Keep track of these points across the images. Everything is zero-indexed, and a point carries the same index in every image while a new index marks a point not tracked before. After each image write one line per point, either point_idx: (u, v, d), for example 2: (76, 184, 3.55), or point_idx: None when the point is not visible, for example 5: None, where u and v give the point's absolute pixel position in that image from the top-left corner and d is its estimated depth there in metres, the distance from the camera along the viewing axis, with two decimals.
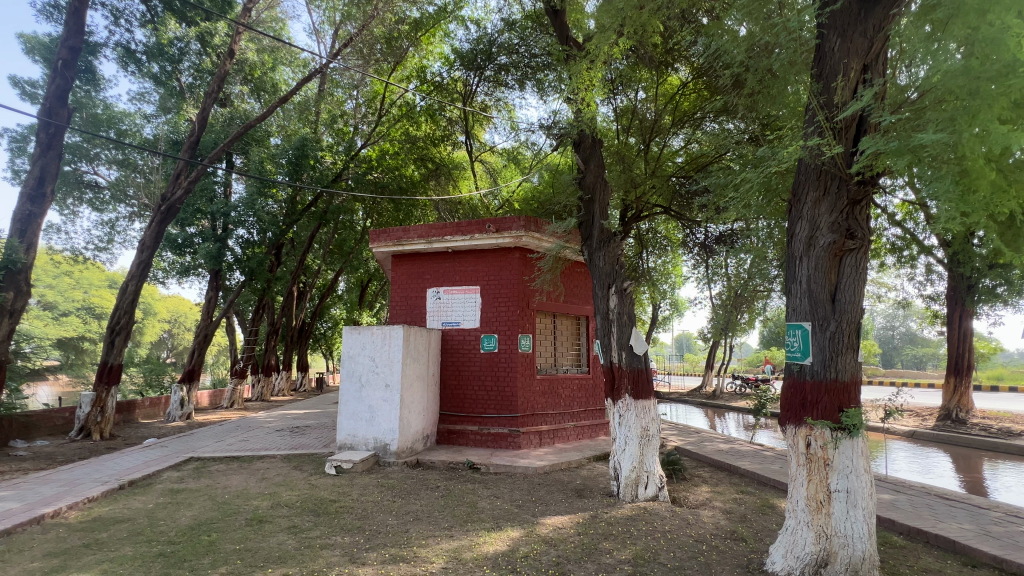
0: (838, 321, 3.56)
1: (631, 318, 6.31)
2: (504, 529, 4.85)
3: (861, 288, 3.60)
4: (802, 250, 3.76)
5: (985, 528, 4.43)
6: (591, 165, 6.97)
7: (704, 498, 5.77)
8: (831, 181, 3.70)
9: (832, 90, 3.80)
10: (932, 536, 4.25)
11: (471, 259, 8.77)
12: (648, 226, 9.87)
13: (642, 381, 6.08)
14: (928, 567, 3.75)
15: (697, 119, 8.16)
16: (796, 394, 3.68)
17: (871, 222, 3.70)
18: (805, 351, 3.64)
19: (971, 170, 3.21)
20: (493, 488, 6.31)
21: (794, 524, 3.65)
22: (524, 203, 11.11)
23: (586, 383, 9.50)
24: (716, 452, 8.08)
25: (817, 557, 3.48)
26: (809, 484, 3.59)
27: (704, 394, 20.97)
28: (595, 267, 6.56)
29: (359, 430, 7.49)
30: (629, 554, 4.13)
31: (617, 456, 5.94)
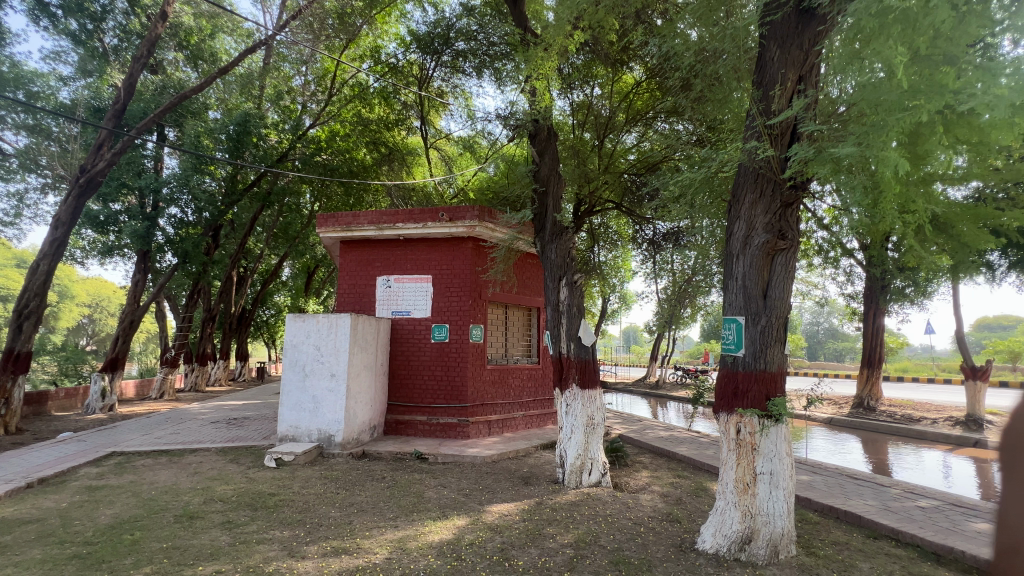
0: (768, 315, 3.81)
1: (581, 310, 6.44)
2: (450, 517, 4.87)
3: (790, 285, 3.86)
4: (739, 249, 3.99)
5: (885, 504, 4.93)
6: (546, 158, 7.03)
7: (644, 482, 6.04)
8: (768, 184, 3.93)
9: (770, 98, 4.02)
10: (841, 512, 4.69)
11: (423, 247, 8.64)
12: (600, 221, 10.20)
13: (589, 371, 6.24)
14: (837, 540, 4.14)
15: (649, 118, 8.32)
16: (729, 384, 3.92)
17: (800, 224, 3.98)
18: (738, 343, 3.87)
19: (884, 181, 3.51)
20: (440, 477, 6.31)
21: (723, 505, 3.89)
22: (479, 193, 11.09)
23: (536, 374, 9.64)
24: (656, 438, 8.47)
25: (743, 534, 3.74)
26: (738, 467, 3.83)
27: (648, 384, 21.92)
28: (547, 259, 6.65)
29: (302, 421, 7.24)
30: (572, 538, 4.27)
31: (563, 443, 6.10)
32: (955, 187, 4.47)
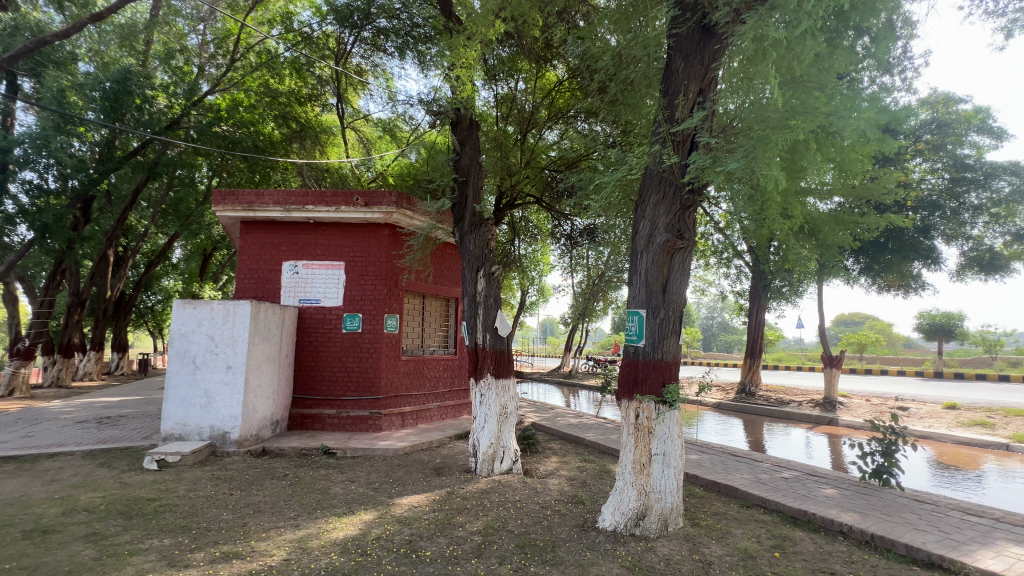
0: (666, 309, 4.13)
1: (497, 301, 6.49)
2: (356, 512, 4.71)
3: (685, 281, 4.20)
4: (643, 246, 4.26)
5: (758, 476, 5.60)
6: (467, 147, 6.97)
7: (553, 468, 6.29)
8: (670, 187, 4.22)
9: (674, 107, 4.32)
10: (721, 485, 5.25)
11: (335, 232, 8.18)
12: (521, 214, 10.42)
13: (504, 361, 6.34)
14: (717, 511, 4.62)
15: (569, 116, 8.44)
16: (630, 372, 4.20)
17: (696, 225, 4.32)
18: (640, 335, 4.14)
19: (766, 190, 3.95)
20: (348, 472, 6.07)
21: (621, 485, 4.16)
22: (398, 179, 10.77)
23: (452, 364, 9.60)
24: (566, 425, 8.85)
25: (638, 511, 4.04)
26: (636, 450, 4.11)
27: (562, 374, 22.83)
28: (465, 250, 6.62)
29: (191, 417, 6.57)
30: (481, 525, 4.33)
31: (476, 433, 6.16)
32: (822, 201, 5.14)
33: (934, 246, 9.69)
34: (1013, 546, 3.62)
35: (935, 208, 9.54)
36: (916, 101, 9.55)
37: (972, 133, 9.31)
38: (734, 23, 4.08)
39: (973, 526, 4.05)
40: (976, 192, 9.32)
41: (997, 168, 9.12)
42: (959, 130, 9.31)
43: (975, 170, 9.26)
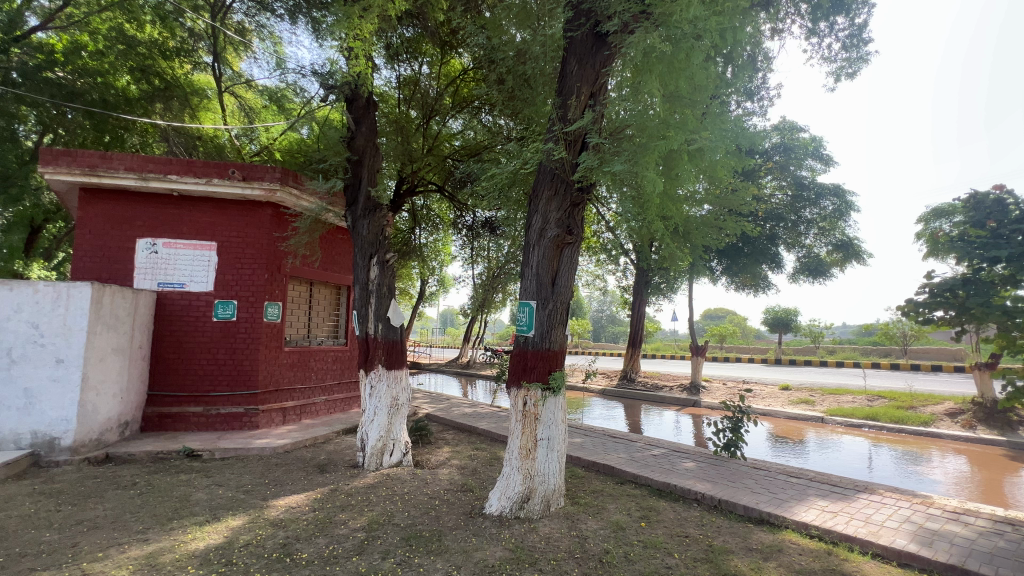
0: (555, 300, 4.32)
1: (391, 290, 6.26)
2: (222, 519, 4.27)
3: (573, 275, 4.42)
4: (535, 240, 4.40)
5: (632, 455, 6.14)
6: (363, 126, 6.60)
7: (444, 458, 6.28)
8: (561, 184, 4.41)
9: (567, 107, 4.52)
10: (600, 465, 5.66)
11: (206, 208, 7.26)
12: (422, 203, 10.18)
13: (397, 352, 6.16)
14: (595, 489, 4.98)
15: (474, 107, 8.25)
16: (520, 361, 4.33)
17: (584, 222, 4.56)
18: (530, 325, 4.29)
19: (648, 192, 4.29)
20: (216, 475, 5.48)
21: (508, 471, 4.30)
22: (285, 153, 9.94)
23: (342, 356, 9.11)
24: (460, 415, 8.90)
25: (523, 494, 4.20)
26: (523, 436, 4.27)
27: (460, 364, 22.90)
28: (358, 235, 6.28)
29: (4, 423, 5.40)
30: (365, 521, 4.18)
31: (365, 426, 5.93)
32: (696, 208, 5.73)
33: (777, 253, 11.43)
34: (820, 500, 4.42)
35: (779, 220, 11.20)
36: (770, 126, 11.03)
37: (809, 157, 10.96)
38: (624, 34, 4.37)
39: (793, 486, 4.87)
40: (810, 208, 11.07)
41: (825, 189, 10.88)
42: (801, 154, 10.89)
43: (809, 190, 10.97)
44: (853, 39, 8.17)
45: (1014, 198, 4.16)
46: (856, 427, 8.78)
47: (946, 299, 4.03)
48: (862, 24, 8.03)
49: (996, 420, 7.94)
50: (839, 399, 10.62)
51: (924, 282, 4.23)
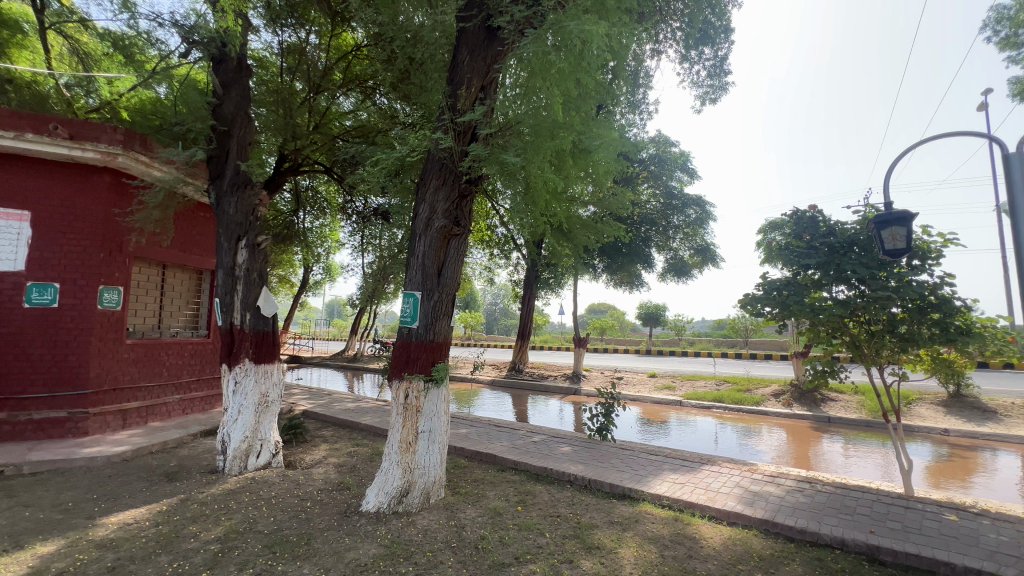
0: (440, 292, 4.29)
1: (263, 276, 5.69)
2: (28, 546, 3.53)
3: (460, 266, 4.42)
4: (421, 229, 4.33)
5: (514, 442, 6.36)
6: (232, 92, 5.87)
7: (320, 456, 5.91)
8: (449, 174, 4.38)
9: (457, 97, 4.50)
10: (483, 454, 5.77)
11: (15, 168, 5.88)
12: (307, 183, 9.42)
13: (267, 344, 5.63)
14: (476, 477, 5.07)
15: (368, 87, 7.75)
16: (402, 353, 4.24)
17: (472, 214, 4.58)
18: (414, 316, 4.22)
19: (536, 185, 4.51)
20: (22, 494, 4.51)
21: (387, 465, 4.19)
22: (135, 113, 8.36)
23: (202, 349, 8.07)
24: (342, 411, 8.44)
25: (402, 488, 4.12)
26: (403, 429, 4.18)
27: (346, 357, 21.71)
28: (223, 214, 5.59)
29: None
30: (220, 531, 3.76)
31: (227, 426, 5.35)
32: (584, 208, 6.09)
33: (650, 254, 12.66)
34: (673, 473, 5.00)
35: (652, 224, 12.37)
36: (648, 138, 12.07)
37: (678, 170, 12.15)
38: (515, 32, 4.44)
39: (652, 462, 5.44)
40: (677, 216, 12.37)
41: (689, 199, 12.20)
42: (671, 166, 12.02)
43: (677, 199, 12.22)
44: (716, 69, 9.29)
45: (823, 215, 4.89)
46: (707, 408, 10.10)
47: (774, 297, 4.86)
48: (723, 57, 9.15)
49: (806, 399, 9.70)
50: (695, 384, 12.11)
51: (760, 282, 5.03)
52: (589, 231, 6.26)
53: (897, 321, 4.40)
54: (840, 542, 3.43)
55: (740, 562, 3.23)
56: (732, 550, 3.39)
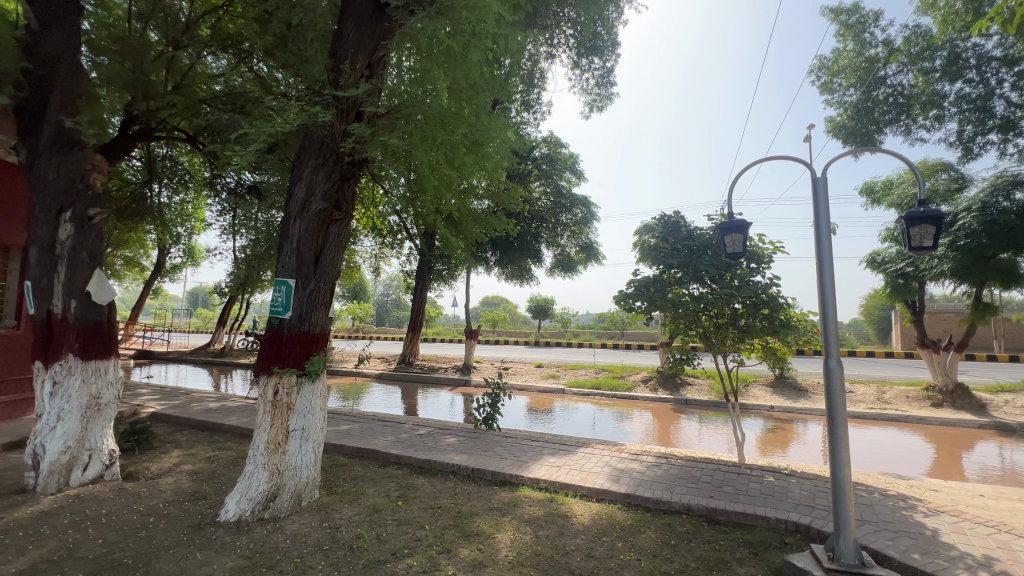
0: (317, 280, 4.02)
1: (95, 257, 4.79)
2: None
3: (340, 254, 4.18)
4: (297, 212, 4.02)
5: (398, 436, 6.21)
6: (53, 30, 4.80)
7: (171, 464, 5.19)
8: (330, 154, 4.10)
9: (340, 72, 4.23)
10: (364, 451, 5.54)
11: None
12: (164, 152, 8.13)
13: (98, 337, 4.79)
14: (355, 475, 4.85)
15: (242, 50, 6.81)
16: (272, 346, 3.92)
17: (356, 199, 4.34)
18: (286, 306, 3.91)
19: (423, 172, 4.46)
20: None
21: (252, 469, 3.83)
22: None
23: (8, 343, 6.57)
24: (201, 411, 7.50)
25: (268, 492, 3.79)
26: (271, 428, 3.85)
27: (212, 351, 19.32)
28: (39, 178, 4.57)
29: None
30: (26, 563, 3.11)
31: (40, 436, 4.42)
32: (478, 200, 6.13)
33: (540, 249, 13.17)
34: (551, 457, 5.29)
35: (543, 221, 12.88)
36: (541, 137, 12.51)
37: (567, 171, 12.74)
38: (405, 12, 4.29)
39: (533, 448, 5.70)
40: (565, 214, 12.98)
41: (576, 199, 12.84)
42: (561, 167, 12.55)
43: (566, 198, 12.82)
44: (604, 79, 9.94)
45: (685, 221, 5.45)
46: (586, 395, 10.87)
47: (643, 293, 5.40)
48: (610, 69, 9.82)
49: (668, 383, 10.92)
50: (577, 373, 12.94)
51: (632, 279, 5.52)
52: (482, 223, 6.29)
53: (738, 315, 5.11)
54: (687, 507, 3.91)
55: (604, 534, 3.52)
56: (598, 524, 3.69)
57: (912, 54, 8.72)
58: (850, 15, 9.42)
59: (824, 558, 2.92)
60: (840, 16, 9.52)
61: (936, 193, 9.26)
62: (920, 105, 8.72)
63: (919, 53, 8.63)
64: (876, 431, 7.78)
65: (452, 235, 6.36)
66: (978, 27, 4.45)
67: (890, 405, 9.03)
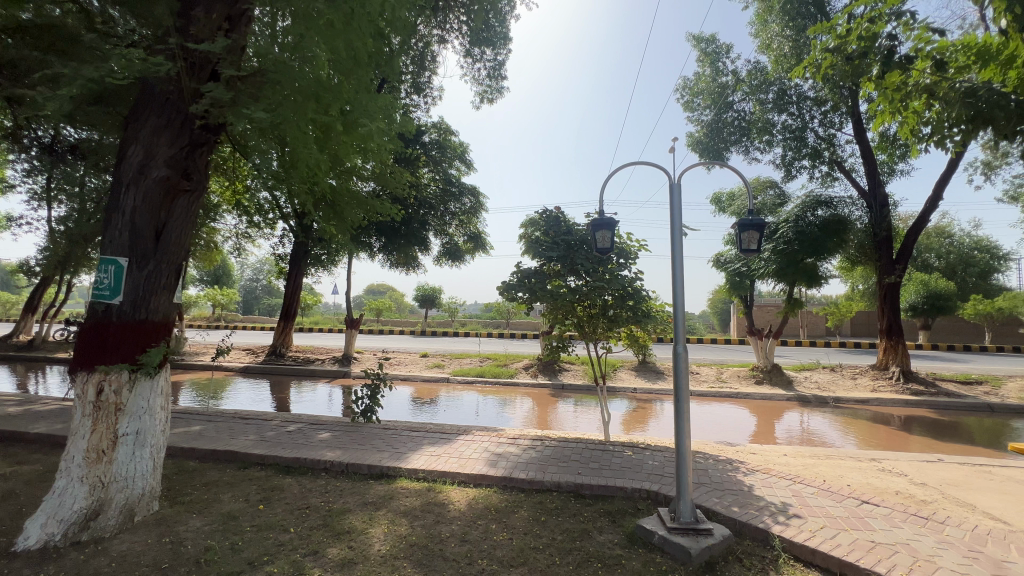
0: (158, 260, 3.46)
1: None
2: None
3: (190, 231, 3.65)
4: (131, 178, 3.42)
5: (263, 434, 5.66)
6: None
7: None
8: (177, 115, 3.56)
9: (192, 21, 3.73)
10: (219, 453, 4.95)
11: None
12: None
13: None
14: (208, 481, 4.31)
15: None
16: (94, 336, 3.30)
17: (210, 170, 3.81)
18: (114, 290, 3.31)
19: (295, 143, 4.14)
20: None
21: (64, 484, 3.21)
22: None
23: None
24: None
25: (87, 511, 3.21)
26: (93, 435, 3.27)
27: (15, 344, 15.62)
28: None
29: None
30: None
31: None
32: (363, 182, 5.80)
33: (427, 237, 12.95)
34: (431, 447, 5.27)
35: (431, 208, 12.64)
36: (431, 122, 12.23)
37: (457, 159, 12.64)
38: None
39: (413, 439, 5.61)
40: (454, 203, 12.87)
41: (466, 188, 12.80)
42: (451, 155, 12.40)
43: (455, 187, 12.73)
44: (495, 71, 10.02)
45: (564, 216, 5.73)
46: (471, 383, 11.02)
47: (524, 284, 5.59)
48: (501, 62, 9.94)
49: (548, 370, 11.55)
50: (462, 362, 13.05)
51: (515, 270, 5.69)
52: (366, 206, 5.97)
53: (608, 306, 5.56)
54: (557, 485, 4.18)
55: (479, 517, 3.61)
56: (474, 509, 3.76)
57: (752, 86, 10.24)
58: (709, 44, 10.73)
59: (668, 519, 3.32)
60: (700, 44, 10.80)
61: (765, 207, 11.05)
62: (756, 130, 10.30)
63: (758, 85, 10.17)
64: (715, 406, 9.11)
65: (332, 217, 5.94)
66: (796, 71, 5.37)
67: (727, 383, 10.64)
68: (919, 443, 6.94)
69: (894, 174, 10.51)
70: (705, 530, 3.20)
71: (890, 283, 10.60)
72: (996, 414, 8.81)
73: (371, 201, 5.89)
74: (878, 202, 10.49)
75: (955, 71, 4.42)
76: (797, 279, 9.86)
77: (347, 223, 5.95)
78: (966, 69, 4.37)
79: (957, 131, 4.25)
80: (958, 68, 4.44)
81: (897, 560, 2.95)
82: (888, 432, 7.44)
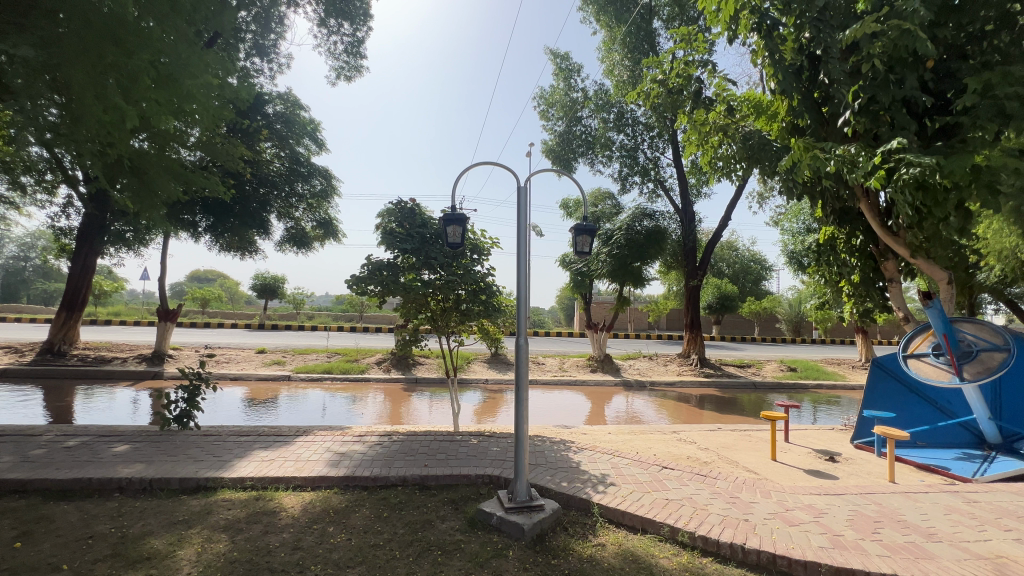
0: None
1: None
2: None
3: None
4: None
5: (25, 454, 4.48)
6: None
7: None
8: None
9: None
10: None
11: None
12: None
13: None
14: None
15: None
16: None
17: None
18: None
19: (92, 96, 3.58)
20: None
21: None
22: None
23: None
24: None
25: None
26: None
27: None
28: None
29: None
30: None
31: None
32: (182, 149, 4.98)
33: (268, 219, 11.56)
34: (263, 452, 4.78)
35: (273, 187, 11.31)
36: (275, 92, 10.96)
37: (306, 137, 11.52)
38: None
39: (240, 444, 5.02)
40: (301, 184, 11.71)
41: (316, 168, 11.76)
42: (300, 131, 11.27)
43: (303, 166, 11.59)
44: (353, 48, 9.42)
45: (420, 208, 5.64)
46: (316, 380, 10.22)
47: (376, 277, 5.39)
48: (361, 39, 9.39)
49: (402, 364, 11.32)
50: (307, 358, 12.03)
51: (367, 262, 5.43)
52: (187, 180, 5.15)
53: (460, 301, 5.66)
54: (402, 479, 4.15)
55: (315, 521, 3.40)
56: (309, 513, 3.53)
57: (598, 105, 11.40)
58: (563, 60, 11.62)
59: (506, 500, 3.53)
60: (556, 58, 11.64)
61: (604, 214, 12.42)
62: (599, 145, 11.51)
63: (602, 105, 11.37)
64: (557, 393, 9.98)
65: (138, 187, 4.98)
66: (631, 96, 6.12)
67: (568, 373, 11.72)
68: (708, 416, 8.55)
69: (700, 196, 12.70)
70: (537, 506, 3.49)
71: (694, 286, 12.77)
72: (758, 390, 11.31)
73: (193, 174, 5.09)
74: (687, 218, 12.58)
75: (740, 117, 5.53)
76: (626, 280, 11.33)
77: (158, 197, 5.05)
78: (747, 117, 5.50)
79: (739, 166, 5.37)
80: (741, 114, 5.54)
81: (682, 512, 3.62)
82: (687, 409, 9.03)
